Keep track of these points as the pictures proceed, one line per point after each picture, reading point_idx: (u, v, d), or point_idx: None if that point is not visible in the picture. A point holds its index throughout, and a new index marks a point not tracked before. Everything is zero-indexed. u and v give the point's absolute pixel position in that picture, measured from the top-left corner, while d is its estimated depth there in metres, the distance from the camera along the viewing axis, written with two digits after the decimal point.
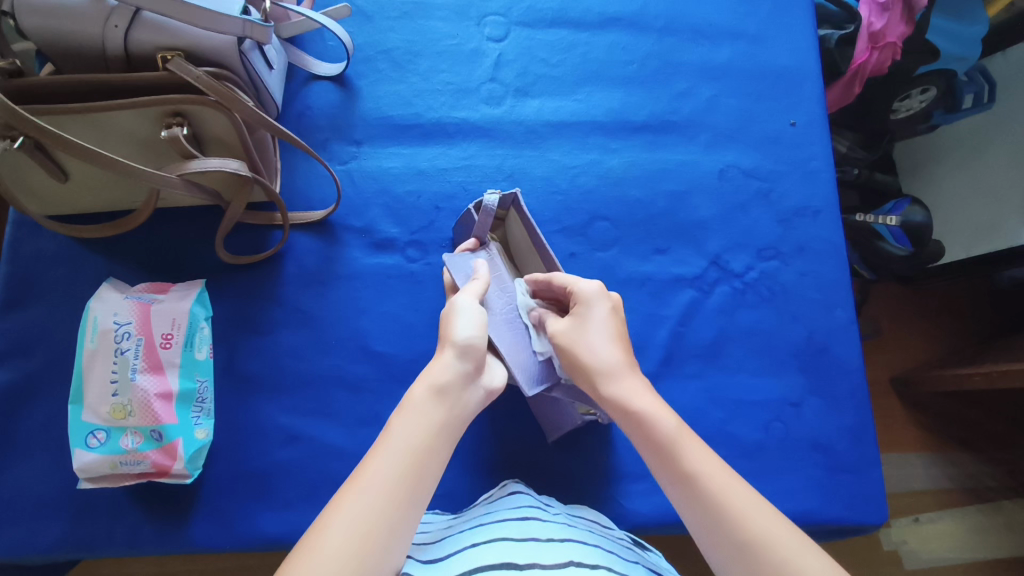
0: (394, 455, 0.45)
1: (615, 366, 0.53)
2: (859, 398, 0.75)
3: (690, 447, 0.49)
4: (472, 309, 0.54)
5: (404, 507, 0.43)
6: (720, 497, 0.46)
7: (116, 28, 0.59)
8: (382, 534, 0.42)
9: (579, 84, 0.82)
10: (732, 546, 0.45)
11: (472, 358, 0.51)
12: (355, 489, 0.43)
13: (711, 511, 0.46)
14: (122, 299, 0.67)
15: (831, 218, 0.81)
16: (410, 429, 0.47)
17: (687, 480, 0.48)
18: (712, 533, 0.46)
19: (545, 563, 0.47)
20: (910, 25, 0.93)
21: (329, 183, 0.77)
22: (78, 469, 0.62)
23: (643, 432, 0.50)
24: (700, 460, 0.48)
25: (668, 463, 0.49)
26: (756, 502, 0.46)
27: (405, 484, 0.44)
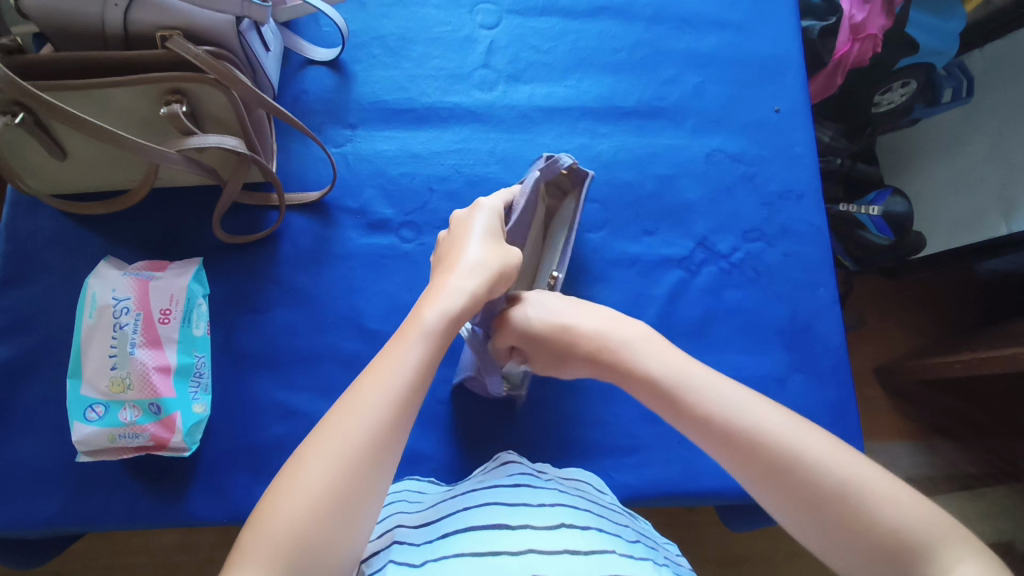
0: (381, 383, 0.46)
1: (613, 331, 0.55)
2: (841, 374, 0.77)
3: (680, 373, 0.51)
4: (483, 238, 0.57)
5: (389, 435, 0.44)
6: (728, 419, 0.48)
7: (116, 7, 0.60)
8: (364, 462, 0.43)
9: (570, 70, 0.84)
10: (747, 459, 0.47)
11: (482, 277, 0.54)
12: (340, 415, 0.44)
13: (730, 432, 0.47)
14: (121, 275, 0.68)
15: (814, 202, 0.83)
16: (400, 359, 0.47)
17: (696, 414, 0.49)
18: (735, 454, 0.47)
19: (536, 524, 0.49)
20: (890, 17, 0.96)
21: (325, 164, 0.78)
22: (77, 442, 0.64)
23: (649, 384, 0.51)
24: (709, 389, 0.50)
25: (676, 407, 0.50)
26: (756, 405, 0.48)
27: (391, 411, 0.45)
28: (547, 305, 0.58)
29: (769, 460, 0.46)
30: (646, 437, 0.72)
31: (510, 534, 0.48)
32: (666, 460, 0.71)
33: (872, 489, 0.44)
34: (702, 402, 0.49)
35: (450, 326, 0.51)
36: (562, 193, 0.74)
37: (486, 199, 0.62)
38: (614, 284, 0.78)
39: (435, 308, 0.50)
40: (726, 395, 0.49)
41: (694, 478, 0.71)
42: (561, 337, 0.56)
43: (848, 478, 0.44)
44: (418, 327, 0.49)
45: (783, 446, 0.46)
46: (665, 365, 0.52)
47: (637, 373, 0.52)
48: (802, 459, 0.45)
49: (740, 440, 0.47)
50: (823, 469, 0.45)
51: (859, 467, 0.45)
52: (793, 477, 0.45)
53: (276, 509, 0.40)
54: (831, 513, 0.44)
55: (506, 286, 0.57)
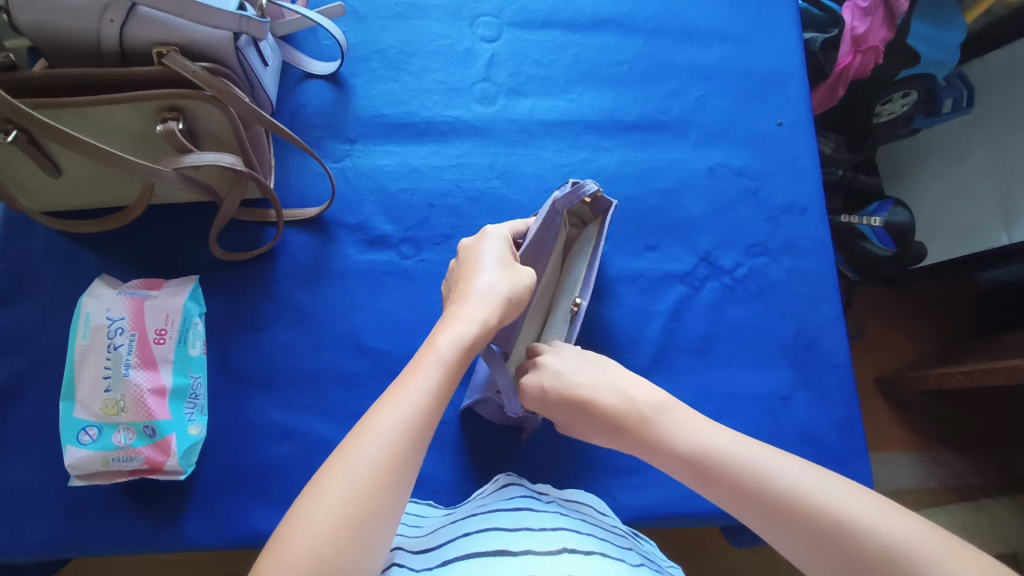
0: (399, 407, 0.43)
1: (636, 402, 0.54)
2: (846, 391, 0.76)
3: (709, 440, 0.50)
4: (492, 263, 0.56)
5: (408, 462, 0.42)
6: (757, 481, 0.46)
7: (111, 23, 0.59)
8: (383, 489, 0.40)
9: (570, 84, 0.84)
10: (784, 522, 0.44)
11: (496, 306, 0.53)
12: (358, 439, 0.42)
13: (763, 499, 0.45)
14: (116, 295, 0.67)
15: (818, 216, 0.82)
16: (419, 383, 0.45)
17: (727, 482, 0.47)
18: (767, 518, 0.45)
19: (538, 549, 0.47)
20: (892, 30, 0.94)
21: (323, 179, 0.77)
22: (70, 466, 0.62)
23: (674, 458, 0.50)
24: (736, 450, 0.48)
25: (705, 476, 0.49)
26: (789, 466, 0.46)
27: (411, 437, 0.42)
28: (569, 368, 0.59)
29: (803, 521, 0.43)
30: None
31: (513, 561, 0.46)
32: (670, 480, 0.70)
33: (922, 545, 0.40)
34: (727, 463, 0.48)
35: (466, 354, 0.49)
36: (585, 222, 0.72)
37: (493, 226, 0.61)
38: (617, 301, 0.77)
39: (452, 336, 0.49)
40: (754, 456, 0.48)
41: (699, 498, 0.70)
42: (582, 404, 0.56)
43: (896, 536, 0.40)
44: (433, 354, 0.47)
45: (813, 502, 0.43)
46: (692, 436, 0.51)
47: (664, 447, 0.51)
48: (839, 515, 0.42)
49: (768, 502, 0.45)
50: (864, 527, 0.41)
51: (909, 523, 0.41)
52: (829, 536, 0.42)
53: (294, 536, 0.37)
54: (874, 571, 0.40)
55: (516, 311, 0.56)
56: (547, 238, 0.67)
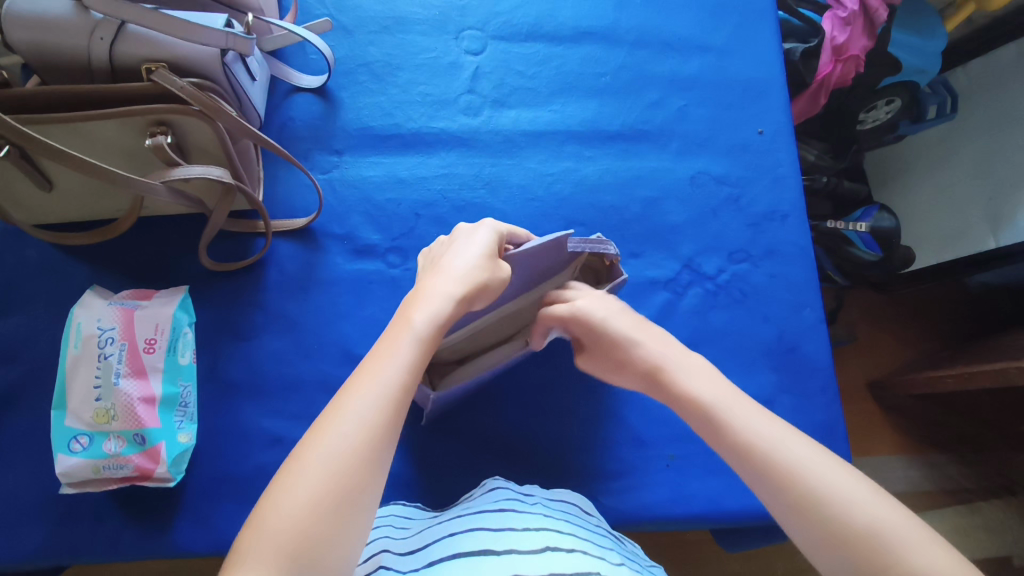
0: (375, 383, 0.45)
1: (672, 356, 0.55)
2: (829, 395, 0.77)
3: (736, 407, 0.51)
4: (471, 247, 0.56)
5: (385, 435, 0.43)
6: (776, 454, 0.47)
7: (101, 40, 0.61)
8: (362, 462, 0.41)
9: (554, 95, 0.85)
10: (789, 499, 0.45)
11: (471, 286, 0.52)
12: (333, 416, 0.43)
13: (784, 480, 0.46)
14: (106, 305, 0.68)
15: (798, 222, 0.84)
16: (393, 359, 0.46)
17: (741, 445, 0.49)
18: (766, 478, 0.47)
19: (521, 548, 0.48)
20: (871, 38, 0.96)
21: (310, 191, 0.79)
22: (61, 474, 0.63)
23: (692, 408, 0.52)
24: (749, 418, 0.50)
25: (721, 436, 0.50)
26: (807, 450, 0.47)
27: (386, 410, 0.44)
28: (619, 318, 0.58)
29: (801, 490, 0.45)
30: (634, 461, 0.72)
31: (496, 559, 0.47)
32: (655, 483, 0.71)
33: (896, 531, 0.42)
34: (739, 428, 0.49)
35: (439, 331, 0.50)
36: (596, 279, 0.72)
37: (489, 219, 0.61)
38: None
39: (426, 311, 0.50)
40: (772, 433, 0.49)
41: (683, 502, 0.71)
42: (625, 350, 0.56)
43: (875, 521, 0.43)
44: (406, 329, 0.49)
45: (813, 480, 0.45)
46: (711, 390, 0.52)
47: (684, 397, 0.53)
48: (830, 493, 0.44)
49: (775, 470, 0.47)
50: (859, 515, 0.43)
51: (889, 509, 0.44)
52: (817, 509, 0.44)
53: (275, 509, 0.39)
54: (852, 549, 0.43)
55: (489, 300, 0.55)
56: (547, 264, 0.66)
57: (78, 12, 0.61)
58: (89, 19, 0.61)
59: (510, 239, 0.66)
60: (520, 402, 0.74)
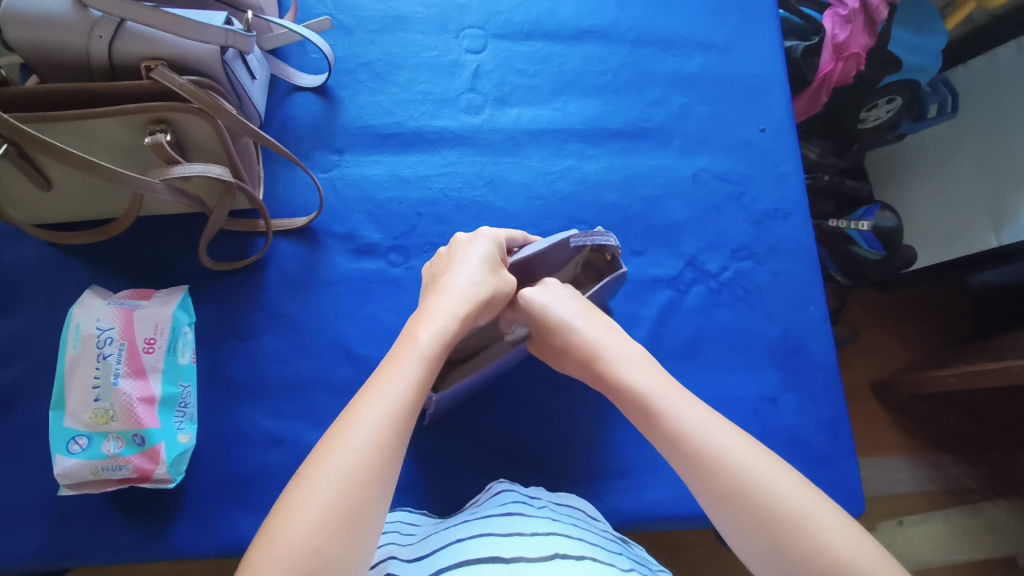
0: (382, 398, 0.44)
1: (605, 344, 0.55)
2: (833, 393, 0.77)
3: (666, 394, 0.51)
4: (472, 261, 0.56)
5: (394, 452, 0.42)
6: (699, 443, 0.47)
7: (100, 38, 0.60)
8: (373, 478, 0.40)
9: (556, 93, 0.85)
10: (719, 491, 0.45)
11: (473, 302, 0.53)
12: (341, 433, 0.42)
13: (714, 470, 0.46)
14: (105, 305, 0.68)
15: (801, 220, 0.83)
16: (400, 375, 0.45)
17: (671, 434, 0.48)
18: (694, 468, 0.47)
19: (531, 556, 0.47)
20: (872, 37, 0.95)
21: (311, 190, 0.78)
22: (60, 475, 0.62)
23: (626, 396, 0.51)
24: (681, 407, 0.50)
25: (653, 424, 0.50)
26: (735, 438, 0.47)
27: (395, 426, 0.43)
28: (563, 303, 0.58)
29: (727, 481, 0.45)
30: (639, 460, 0.71)
31: (504, 567, 0.46)
32: (659, 483, 0.71)
33: (820, 524, 0.42)
34: (671, 416, 0.49)
35: (446, 347, 0.50)
36: (598, 276, 0.72)
37: (488, 227, 0.61)
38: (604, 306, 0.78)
39: (432, 328, 0.50)
40: (696, 420, 0.49)
41: (688, 501, 0.70)
42: (560, 337, 0.57)
43: (801, 512, 0.43)
44: (412, 346, 0.48)
45: (741, 470, 0.45)
46: (645, 379, 0.52)
47: (620, 386, 0.52)
48: (761, 485, 0.44)
49: (700, 459, 0.46)
50: (786, 506, 0.43)
51: (815, 502, 0.43)
52: (744, 500, 0.44)
53: (284, 528, 0.37)
54: (781, 539, 0.42)
55: (493, 312, 0.56)
56: (550, 262, 0.65)
57: (77, 10, 0.60)
58: (88, 17, 0.61)
59: (511, 244, 0.66)
60: (523, 400, 0.73)
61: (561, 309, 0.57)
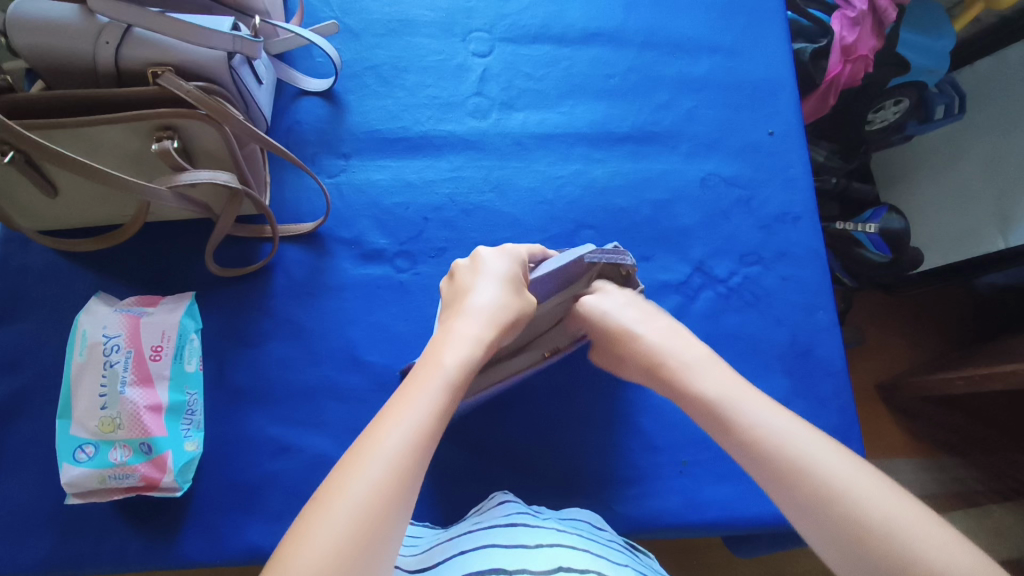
0: (401, 424, 0.43)
1: (673, 349, 0.57)
2: (843, 399, 0.76)
3: (739, 398, 0.51)
4: (492, 280, 0.56)
5: (412, 476, 0.41)
6: (775, 448, 0.47)
7: (107, 45, 0.60)
8: (392, 502, 0.39)
9: (563, 97, 0.84)
10: (800, 499, 0.45)
11: (495, 327, 0.53)
12: (359, 458, 0.40)
13: (793, 477, 0.45)
14: (112, 312, 0.67)
15: (810, 224, 0.83)
16: (422, 398, 0.45)
17: (746, 442, 0.48)
18: (772, 476, 0.46)
19: (534, 568, 0.46)
20: (880, 39, 0.96)
21: (318, 195, 0.78)
22: (67, 484, 0.62)
23: (696, 403, 0.52)
24: (758, 416, 0.49)
25: (725, 431, 0.50)
26: (809, 442, 0.47)
27: (414, 454, 0.42)
28: (622, 308, 0.62)
29: (807, 486, 0.45)
30: (647, 467, 0.71)
31: None
32: (667, 490, 0.70)
33: (910, 529, 0.41)
34: (744, 423, 0.49)
35: (469, 373, 0.49)
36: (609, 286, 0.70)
37: (509, 246, 0.62)
38: None
39: (456, 352, 0.49)
40: (771, 423, 0.49)
41: (697, 509, 0.69)
42: (630, 340, 0.60)
43: (888, 517, 0.42)
44: (436, 369, 0.47)
45: (820, 475, 0.45)
46: (717, 386, 0.53)
47: (689, 392, 0.53)
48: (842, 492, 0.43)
49: (780, 464, 0.46)
50: (874, 508, 0.42)
51: (900, 505, 0.42)
52: (828, 506, 0.43)
53: (298, 554, 0.36)
54: (866, 547, 0.41)
55: (513, 333, 0.56)
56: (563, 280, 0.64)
57: (84, 16, 0.60)
58: (95, 23, 0.60)
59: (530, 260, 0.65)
60: (532, 406, 0.73)
61: (622, 314, 0.62)
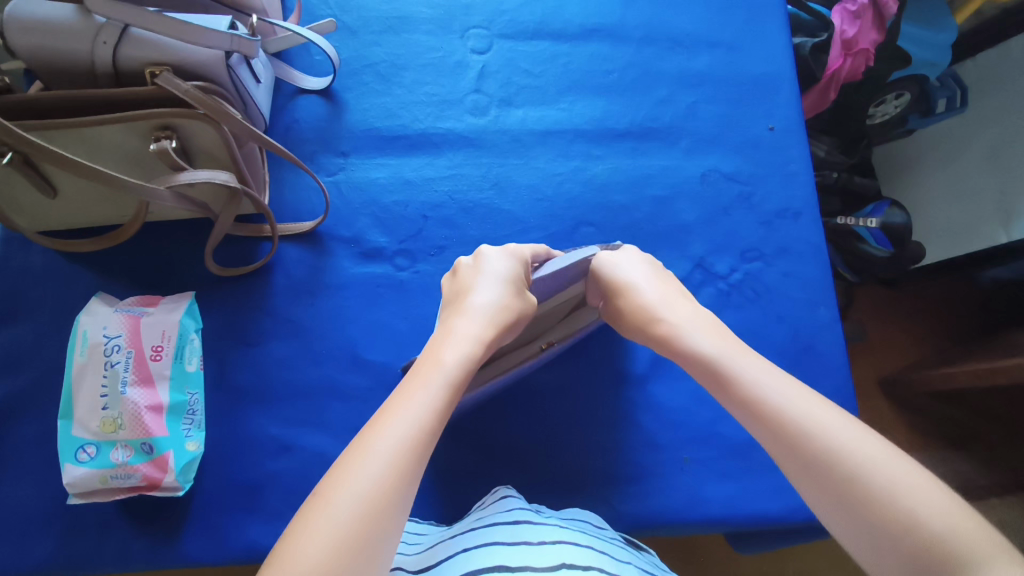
0: (401, 420, 0.43)
1: (678, 310, 0.56)
2: (845, 394, 0.75)
3: (739, 359, 0.50)
4: (491, 278, 0.56)
5: (413, 473, 0.41)
6: (773, 407, 0.46)
7: (105, 44, 0.60)
8: (391, 502, 0.39)
9: (562, 93, 0.84)
10: (795, 457, 0.43)
11: (496, 325, 0.52)
12: (358, 456, 0.40)
13: (791, 438, 0.44)
14: (112, 312, 0.67)
15: (811, 220, 0.82)
16: (422, 398, 0.45)
17: (745, 403, 0.47)
18: (774, 438, 0.45)
19: (536, 566, 0.46)
20: (881, 32, 0.95)
21: (317, 194, 0.78)
22: (69, 484, 0.62)
23: (695, 361, 0.51)
24: (754, 370, 0.48)
25: (724, 390, 0.49)
26: (809, 401, 0.45)
27: (414, 451, 0.42)
28: (635, 270, 0.62)
29: (809, 448, 0.43)
30: (650, 464, 0.71)
31: None
32: (670, 487, 0.70)
33: (912, 497, 0.39)
34: (746, 381, 0.48)
35: (470, 372, 0.49)
36: None
37: (511, 245, 0.61)
38: None
39: (457, 350, 0.49)
40: (771, 383, 0.47)
41: (699, 505, 0.69)
42: (628, 296, 0.59)
43: (894, 484, 0.40)
44: (438, 367, 0.47)
45: (818, 435, 0.43)
46: (714, 345, 0.51)
47: (690, 352, 0.52)
48: (837, 453, 0.42)
49: (780, 425, 0.45)
50: (876, 476, 0.40)
51: (905, 471, 0.40)
52: (815, 455, 0.42)
53: (299, 549, 0.36)
54: (865, 512, 0.39)
55: (513, 333, 0.56)
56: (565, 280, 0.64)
57: (80, 15, 0.60)
58: (92, 23, 0.60)
59: (534, 259, 0.65)
60: (530, 403, 0.73)
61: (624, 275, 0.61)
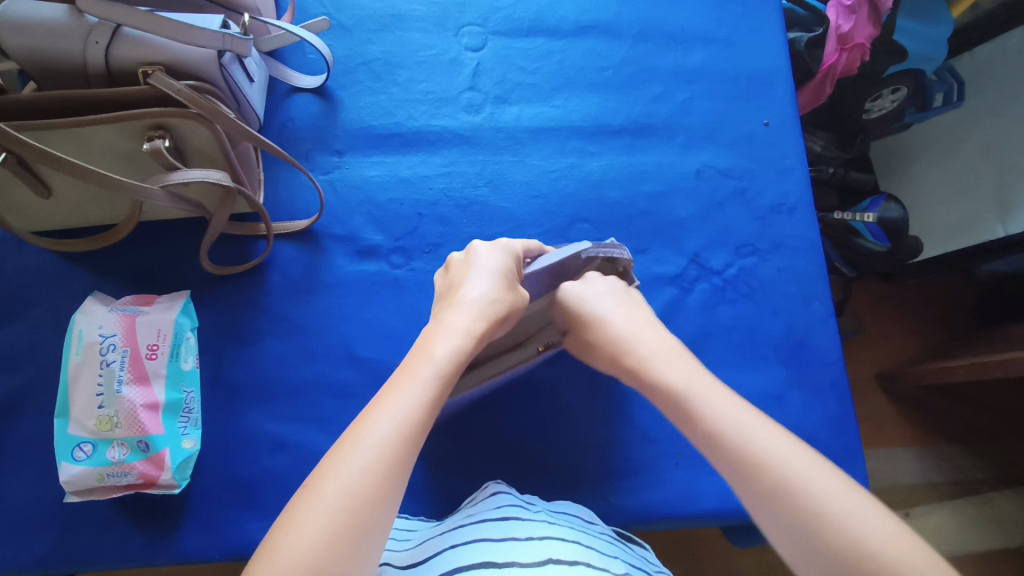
0: (391, 413, 0.43)
1: (644, 341, 0.56)
2: (840, 389, 0.76)
3: (700, 392, 0.50)
4: (484, 270, 0.56)
5: (403, 465, 0.41)
6: (736, 442, 0.46)
7: (97, 44, 0.60)
8: (380, 495, 0.39)
9: (556, 90, 0.84)
10: (755, 491, 0.44)
11: (488, 319, 0.52)
12: (346, 449, 0.41)
13: (752, 473, 0.45)
14: (108, 312, 0.68)
15: (806, 215, 0.83)
16: (409, 392, 0.45)
17: (710, 437, 0.48)
18: (736, 470, 0.45)
19: (524, 561, 0.46)
20: (876, 26, 0.93)
21: (312, 192, 0.78)
22: (66, 482, 0.62)
23: (660, 390, 0.52)
24: (717, 403, 0.49)
25: (690, 419, 0.49)
26: (773, 437, 0.46)
27: (403, 445, 0.42)
28: (602, 296, 0.60)
29: (769, 482, 0.44)
30: (645, 459, 0.71)
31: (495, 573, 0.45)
32: (665, 482, 0.70)
33: (869, 532, 0.40)
34: (711, 415, 0.48)
35: (461, 365, 0.49)
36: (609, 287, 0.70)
37: (502, 241, 0.61)
38: None
39: (447, 343, 0.49)
40: (734, 416, 0.48)
41: (693, 500, 0.70)
42: (595, 328, 0.58)
43: (852, 519, 0.41)
44: (427, 361, 0.47)
45: (779, 467, 0.44)
46: (681, 377, 0.52)
47: (658, 385, 0.52)
48: (799, 487, 0.43)
49: (740, 459, 0.45)
50: (835, 512, 0.41)
51: (862, 506, 0.42)
52: (776, 488, 0.43)
53: (287, 541, 0.36)
54: (823, 545, 0.41)
55: (505, 327, 0.56)
56: (559, 276, 0.64)
57: (73, 16, 0.60)
58: (85, 24, 0.60)
59: (527, 254, 0.65)
60: (524, 399, 0.73)
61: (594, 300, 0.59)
